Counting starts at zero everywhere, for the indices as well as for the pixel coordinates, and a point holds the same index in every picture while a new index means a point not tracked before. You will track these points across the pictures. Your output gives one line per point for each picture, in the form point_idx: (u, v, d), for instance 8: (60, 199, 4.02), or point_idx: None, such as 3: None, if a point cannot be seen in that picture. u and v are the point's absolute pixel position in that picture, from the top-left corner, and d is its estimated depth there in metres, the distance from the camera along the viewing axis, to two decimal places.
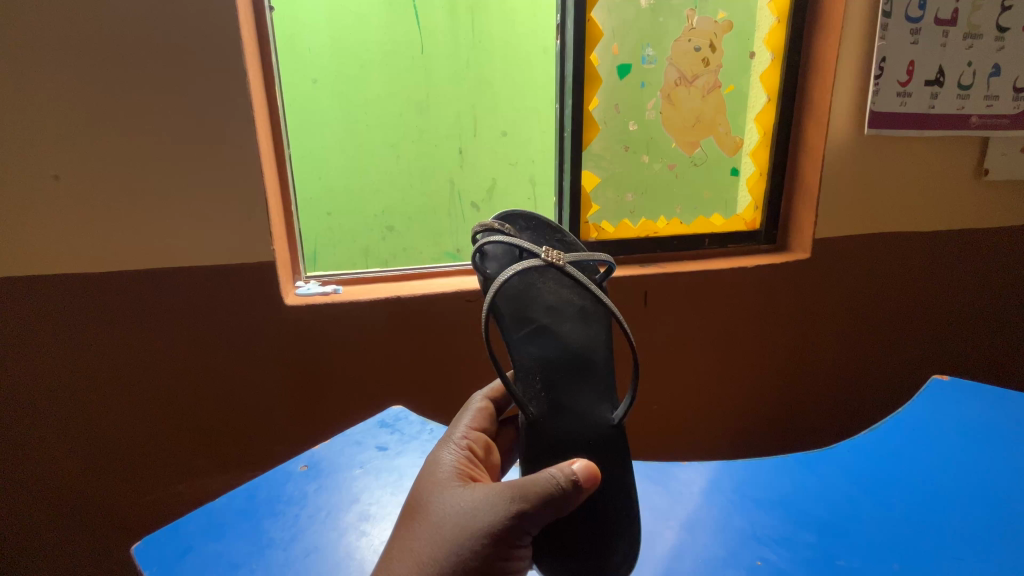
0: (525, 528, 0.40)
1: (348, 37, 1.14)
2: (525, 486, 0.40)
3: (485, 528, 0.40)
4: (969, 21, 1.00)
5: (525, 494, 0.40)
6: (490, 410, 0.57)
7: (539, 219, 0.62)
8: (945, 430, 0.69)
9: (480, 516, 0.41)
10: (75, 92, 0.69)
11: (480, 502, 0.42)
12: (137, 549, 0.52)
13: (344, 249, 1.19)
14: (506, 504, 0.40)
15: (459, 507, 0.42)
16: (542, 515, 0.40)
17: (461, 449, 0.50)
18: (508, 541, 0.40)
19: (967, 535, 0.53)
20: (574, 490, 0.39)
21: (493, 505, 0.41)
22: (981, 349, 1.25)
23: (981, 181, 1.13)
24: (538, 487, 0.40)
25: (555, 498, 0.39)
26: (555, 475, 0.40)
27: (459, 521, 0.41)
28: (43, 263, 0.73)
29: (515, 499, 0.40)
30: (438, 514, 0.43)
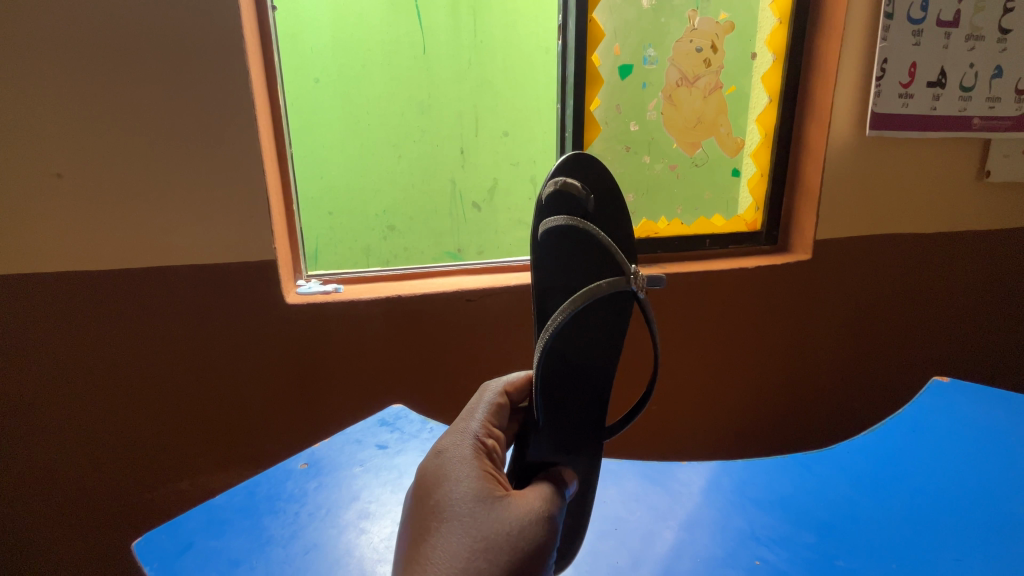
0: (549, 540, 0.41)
1: (350, 37, 1.14)
2: (553, 498, 0.42)
3: (535, 545, 0.38)
4: (971, 22, 1.00)
5: (556, 505, 0.42)
6: (507, 403, 0.53)
7: (618, 201, 0.56)
8: (947, 431, 0.69)
9: (528, 532, 0.38)
10: (77, 91, 0.70)
11: (522, 519, 0.39)
12: (136, 545, 0.52)
13: (345, 248, 1.20)
14: (546, 517, 0.40)
15: (505, 526, 0.38)
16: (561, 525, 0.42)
17: (481, 447, 0.46)
18: (550, 555, 0.40)
19: (968, 536, 0.53)
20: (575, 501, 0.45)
21: (534, 520, 0.39)
22: (983, 351, 1.25)
23: (982, 183, 1.13)
24: (559, 499, 0.42)
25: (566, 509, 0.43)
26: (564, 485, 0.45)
27: (509, 542, 0.37)
28: (45, 261, 0.73)
29: (549, 512, 0.41)
30: (481, 537, 0.37)
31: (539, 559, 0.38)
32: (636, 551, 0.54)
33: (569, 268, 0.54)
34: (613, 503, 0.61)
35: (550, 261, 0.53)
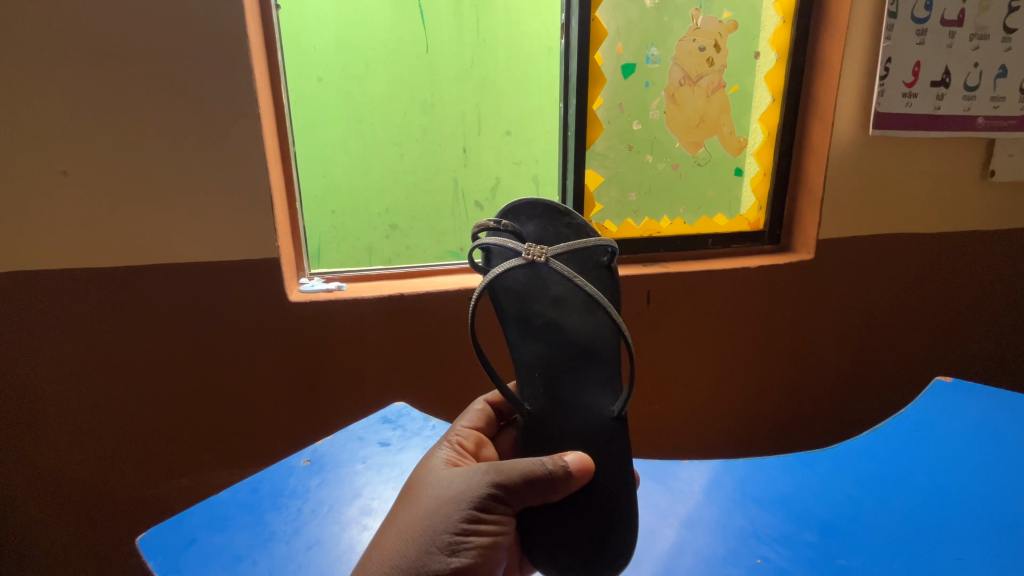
0: (507, 502, 0.42)
1: (353, 35, 1.14)
2: (506, 463, 0.43)
3: (471, 502, 0.41)
4: (975, 22, 1.00)
5: (504, 469, 0.43)
6: (492, 413, 0.59)
7: (544, 205, 0.61)
8: (951, 431, 0.69)
9: (458, 487, 0.42)
10: (83, 88, 0.70)
11: (465, 480, 0.43)
12: (141, 540, 0.53)
13: (348, 246, 1.20)
14: (483, 476, 0.43)
15: (446, 487, 0.43)
16: (526, 491, 0.42)
17: (454, 443, 0.52)
18: (487, 512, 0.41)
19: (969, 535, 0.53)
20: (561, 471, 0.43)
21: (476, 482, 0.42)
22: (986, 351, 1.25)
23: (986, 183, 1.12)
24: (522, 467, 0.43)
25: (539, 476, 0.43)
26: (544, 463, 0.44)
27: (444, 499, 0.42)
28: (50, 257, 0.74)
29: (499, 476, 0.42)
30: (422, 492, 0.44)
31: (472, 517, 0.41)
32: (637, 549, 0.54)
33: (529, 279, 0.61)
34: None
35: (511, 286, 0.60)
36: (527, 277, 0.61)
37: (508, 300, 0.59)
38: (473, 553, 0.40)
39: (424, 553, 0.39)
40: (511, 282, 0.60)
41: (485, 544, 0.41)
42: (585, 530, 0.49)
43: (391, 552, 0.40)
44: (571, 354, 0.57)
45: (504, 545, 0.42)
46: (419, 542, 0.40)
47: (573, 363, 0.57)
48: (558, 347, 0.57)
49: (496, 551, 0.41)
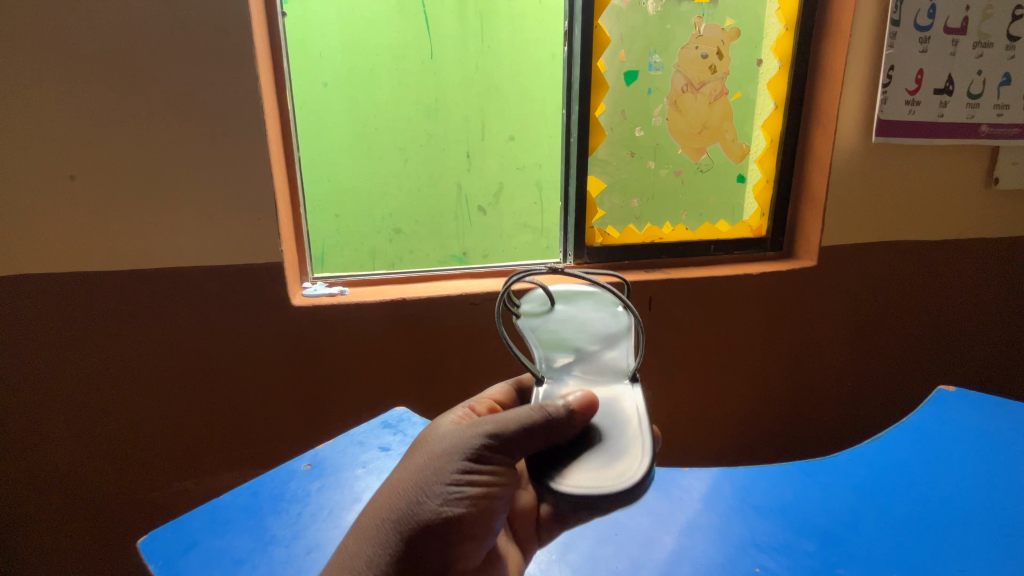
0: (501, 454, 0.40)
1: (359, 41, 1.15)
2: (503, 414, 0.41)
3: (465, 454, 0.40)
4: (979, 29, 1.00)
5: (500, 419, 0.40)
6: (515, 393, 0.58)
7: None
8: (952, 440, 0.68)
9: (452, 441, 0.41)
10: (91, 95, 0.71)
11: (461, 432, 0.41)
12: (142, 542, 0.53)
13: (350, 251, 1.21)
14: (478, 427, 0.40)
15: (442, 440, 0.41)
16: (525, 441, 0.39)
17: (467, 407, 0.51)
18: (480, 463, 0.39)
19: (969, 546, 0.53)
20: (563, 413, 0.40)
21: (471, 434, 0.40)
22: (990, 360, 1.24)
23: (990, 191, 1.12)
24: (520, 416, 0.40)
25: (540, 423, 0.40)
26: (544, 409, 0.40)
27: (438, 452, 0.41)
28: (56, 261, 0.75)
29: (495, 426, 0.40)
30: (420, 447, 0.43)
31: (463, 468, 0.39)
32: (635, 557, 0.54)
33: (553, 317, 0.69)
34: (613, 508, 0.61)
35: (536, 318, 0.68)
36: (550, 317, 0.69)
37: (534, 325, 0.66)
38: (466, 504, 0.39)
39: (414, 505, 0.38)
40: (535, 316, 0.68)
41: (480, 496, 0.39)
42: (592, 461, 0.38)
43: (384, 503, 0.39)
44: None
45: (504, 495, 0.41)
46: (410, 494, 0.39)
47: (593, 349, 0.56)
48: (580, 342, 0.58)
49: (493, 502, 0.40)
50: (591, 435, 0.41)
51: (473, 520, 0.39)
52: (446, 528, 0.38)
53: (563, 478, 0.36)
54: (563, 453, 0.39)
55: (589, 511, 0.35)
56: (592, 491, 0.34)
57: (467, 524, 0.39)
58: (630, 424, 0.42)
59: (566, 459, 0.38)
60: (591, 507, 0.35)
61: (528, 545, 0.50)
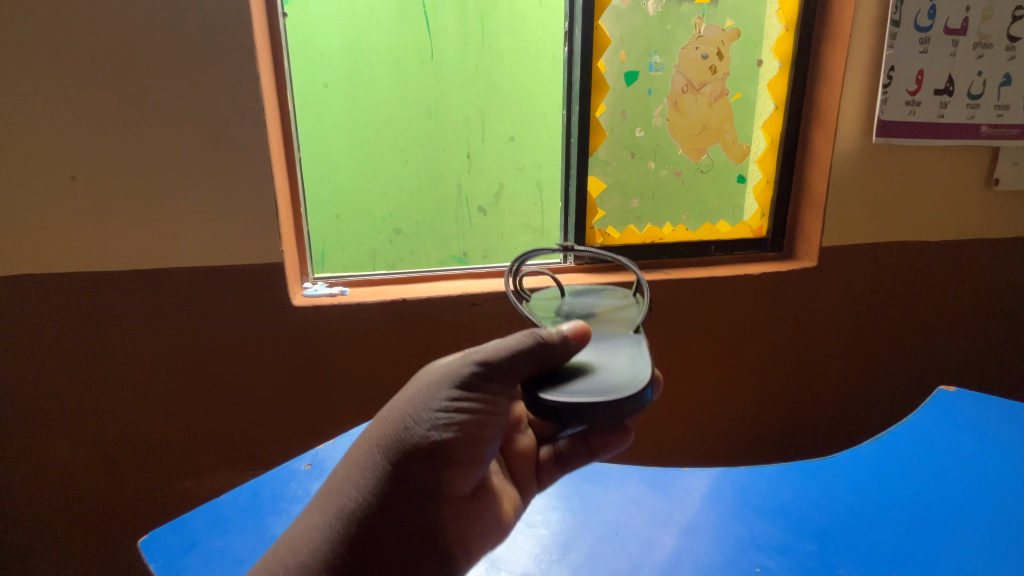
0: (491, 380, 0.41)
1: (359, 41, 1.15)
2: (494, 344, 0.43)
3: (455, 381, 0.40)
4: (979, 30, 1.00)
5: (492, 348, 0.42)
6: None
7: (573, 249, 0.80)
8: (953, 441, 0.68)
9: (442, 369, 0.42)
10: (91, 94, 0.71)
11: (451, 362, 0.42)
12: (142, 542, 0.53)
13: (351, 251, 1.21)
14: (469, 356, 0.42)
15: (433, 370, 0.42)
16: (515, 366, 0.41)
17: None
18: (471, 388, 0.40)
19: (969, 547, 0.53)
20: (553, 342, 0.43)
21: (461, 362, 0.42)
22: (990, 360, 1.24)
23: (990, 191, 1.12)
24: (510, 344, 0.42)
25: (530, 350, 0.42)
26: (533, 338, 0.43)
27: (427, 381, 0.41)
28: (56, 261, 0.75)
29: (486, 354, 0.41)
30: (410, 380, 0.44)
31: (454, 393, 0.40)
32: (636, 556, 0.54)
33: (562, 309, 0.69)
34: (614, 508, 0.61)
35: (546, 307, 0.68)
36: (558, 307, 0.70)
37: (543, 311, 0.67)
38: (456, 429, 0.39)
39: (404, 426, 0.39)
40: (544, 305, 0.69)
41: (469, 422, 0.40)
42: (581, 381, 0.41)
43: (374, 428, 0.40)
44: None
45: (495, 424, 0.41)
46: (400, 417, 0.39)
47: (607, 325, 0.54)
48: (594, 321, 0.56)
49: (483, 429, 0.40)
50: (583, 364, 0.44)
51: (464, 443, 0.39)
52: (435, 451, 0.38)
53: (556, 392, 0.39)
54: (555, 376, 0.42)
55: (581, 421, 0.37)
56: (581, 399, 0.37)
57: (456, 449, 0.39)
58: (620, 356, 0.45)
59: (558, 380, 0.41)
60: (583, 415, 0.37)
61: (529, 487, 0.52)
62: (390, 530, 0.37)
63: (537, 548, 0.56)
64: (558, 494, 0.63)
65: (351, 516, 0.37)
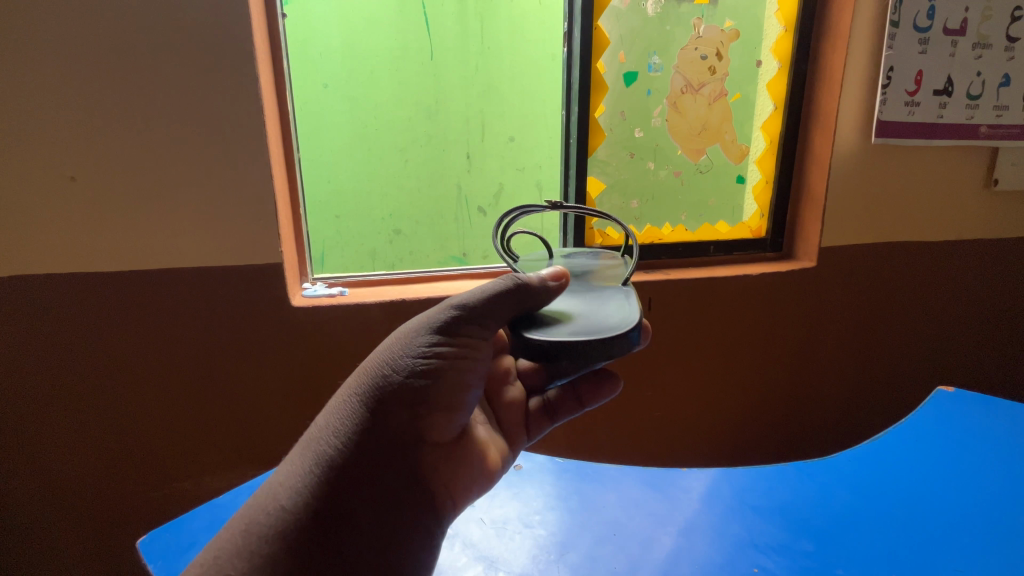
0: (469, 324, 0.42)
1: (359, 42, 1.16)
2: (471, 292, 0.44)
3: (434, 326, 0.41)
4: (978, 31, 1.00)
5: (469, 295, 0.43)
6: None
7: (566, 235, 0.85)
8: (952, 441, 0.68)
9: (420, 318, 0.42)
10: (91, 96, 0.72)
11: (430, 312, 0.43)
12: (141, 544, 0.53)
13: (351, 251, 1.21)
14: (446, 304, 0.43)
15: (411, 321, 0.43)
16: (493, 311, 0.43)
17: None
18: (449, 332, 0.41)
19: (967, 547, 0.53)
20: (528, 288, 0.46)
21: (439, 310, 0.42)
22: (989, 361, 1.24)
23: (990, 191, 1.12)
24: (486, 291, 0.44)
25: (505, 296, 0.44)
26: (509, 283, 0.45)
27: (407, 330, 0.42)
28: (56, 262, 0.75)
29: (463, 301, 0.43)
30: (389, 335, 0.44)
31: (433, 337, 0.40)
32: (634, 556, 0.54)
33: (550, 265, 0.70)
34: (612, 507, 0.61)
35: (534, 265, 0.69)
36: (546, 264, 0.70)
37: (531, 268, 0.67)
38: (436, 372, 0.39)
39: (384, 372, 0.39)
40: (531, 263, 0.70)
41: (449, 365, 0.40)
42: (569, 325, 0.42)
43: (353, 377, 0.40)
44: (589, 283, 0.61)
45: (474, 367, 0.42)
46: (379, 364, 0.39)
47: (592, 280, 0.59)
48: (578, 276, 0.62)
49: (463, 372, 0.41)
50: (569, 314, 0.46)
51: (445, 385, 0.40)
52: (416, 393, 0.38)
53: (544, 334, 0.40)
54: (539, 323, 0.43)
55: (573, 359, 0.39)
56: (571, 338, 0.39)
57: (437, 392, 0.39)
58: (605, 306, 0.47)
59: (542, 326, 0.43)
60: (573, 353, 0.39)
61: (518, 438, 0.53)
62: (372, 473, 0.36)
63: (535, 548, 0.56)
64: (557, 494, 0.64)
65: (329, 462, 0.36)
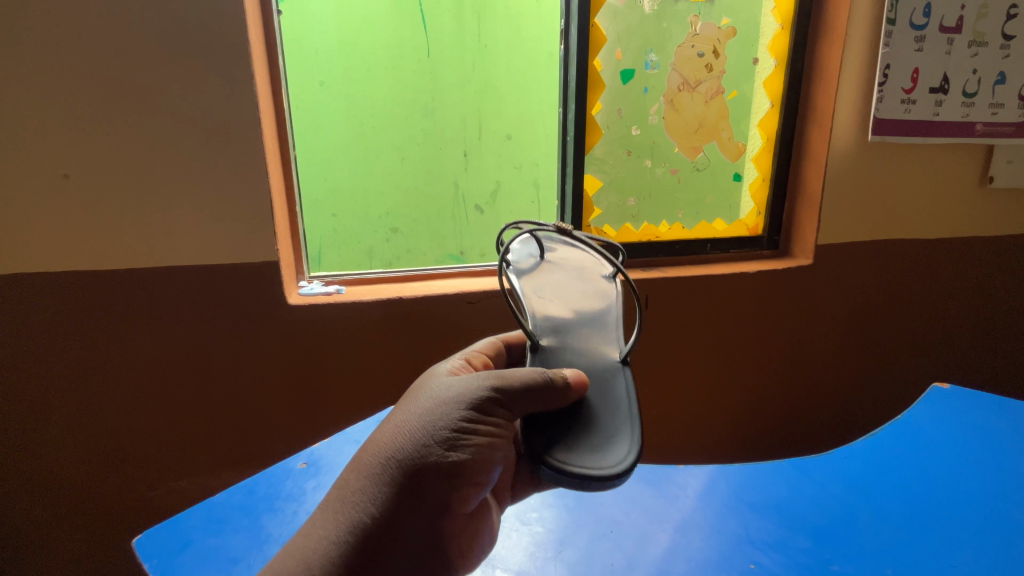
0: (504, 407, 0.42)
1: (355, 39, 1.15)
2: (509, 372, 0.43)
3: (470, 404, 0.41)
4: (974, 29, 1.00)
5: (507, 376, 0.43)
6: (502, 348, 0.62)
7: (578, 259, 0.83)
8: (947, 438, 0.69)
9: (458, 390, 0.42)
10: (84, 92, 0.71)
11: (466, 384, 0.43)
12: (137, 542, 0.53)
13: (348, 250, 1.21)
14: (485, 381, 0.43)
15: (447, 389, 0.43)
16: (527, 400, 0.42)
17: (464, 358, 0.55)
18: (485, 413, 0.41)
19: (963, 543, 0.53)
20: (560, 382, 0.44)
21: (476, 385, 0.42)
22: (984, 357, 1.25)
23: (985, 189, 1.12)
24: (523, 375, 0.43)
25: (541, 385, 0.43)
26: (545, 374, 0.44)
27: (443, 401, 0.42)
28: (50, 260, 0.75)
29: (499, 381, 0.42)
30: (424, 394, 0.44)
31: (469, 416, 0.41)
32: (631, 554, 0.54)
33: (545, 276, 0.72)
34: (608, 505, 0.61)
35: (529, 277, 0.71)
36: (539, 275, 0.72)
37: (525, 283, 0.69)
38: (470, 451, 0.40)
39: (420, 445, 0.39)
40: (527, 275, 0.72)
41: (483, 444, 0.41)
42: (585, 444, 0.41)
43: (389, 442, 0.40)
44: (583, 317, 0.63)
45: (503, 447, 0.43)
46: (416, 435, 0.40)
47: (585, 320, 0.62)
48: (571, 299, 0.67)
49: (494, 451, 0.42)
50: (585, 417, 0.45)
51: (476, 464, 0.41)
52: (451, 470, 0.39)
53: (558, 458, 0.39)
54: (558, 430, 0.43)
55: (580, 490, 0.39)
56: (586, 471, 0.38)
57: (469, 469, 0.40)
58: (622, 413, 0.46)
59: (560, 439, 0.42)
60: (582, 487, 0.38)
61: (503, 498, 0.54)
62: (404, 545, 0.37)
63: (532, 546, 0.56)
64: (554, 493, 0.63)
65: (365, 531, 0.37)
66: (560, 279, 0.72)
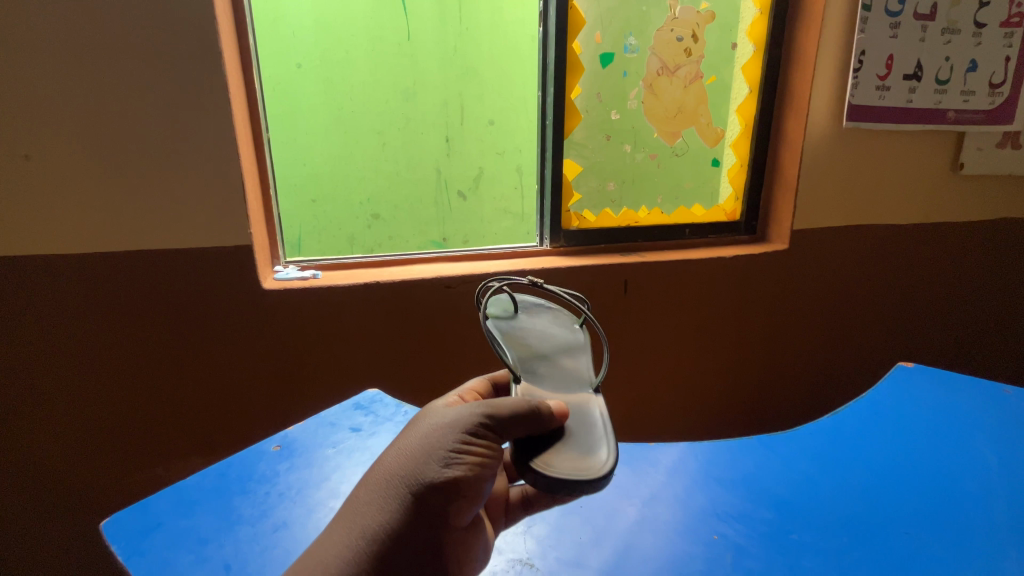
0: (495, 433, 0.42)
1: (332, 19, 1.13)
2: (501, 400, 0.43)
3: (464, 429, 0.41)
4: (947, 16, 1.01)
5: (499, 403, 0.43)
6: (490, 386, 0.60)
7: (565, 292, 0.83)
8: (909, 416, 0.71)
9: (454, 416, 0.43)
10: (42, 69, 0.68)
11: (461, 410, 0.43)
12: (105, 525, 0.52)
13: (327, 236, 1.18)
14: (478, 407, 0.43)
15: (443, 415, 0.43)
16: (514, 427, 0.42)
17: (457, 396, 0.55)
18: (477, 437, 0.41)
19: (918, 514, 0.55)
20: (546, 412, 0.44)
21: (470, 412, 0.42)
22: (951, 338, 1.28)
23: (955, 175, 1.15)
24: (513, 404, 0.43)
25: (528, 412, 0.43)
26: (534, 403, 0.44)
27: (439, 425, 0.42)
28: (13, 243, 0.72)
29: (491, 408, 0.42)
30: (425, 418, 0.45)
31: (462, 440, 0.41)
32: (599, 528, 0.55)
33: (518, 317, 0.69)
34: None
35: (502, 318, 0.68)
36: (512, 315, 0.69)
37: (499, 323, 0.66)
38: (463, 474, 0.40)
39: (418, 466, 0.40)
40: (499, 316, 0.68)
41: (476, 466, 0.41)
42: (566, 454, 0.41)
43: (390, 462, 0.41)
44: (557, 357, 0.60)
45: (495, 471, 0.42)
46: (414, 456, 0.41)
47: (560, 360, 0.60)
48: (545, 339, 0.64)
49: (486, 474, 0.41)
50: (563, 432, 0.45)
51: (469, 487, 0.40)
52: (445, 489, 0.39)
53: (544, 467, 0.40)
54: (540, 445, 0.43)
55: (569, 494, 0.39)
56: (571, 476, 0.38)
57: (463, 489, 0.40)
58: (597, 429, 0.46)
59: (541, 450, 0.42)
60: (567, 491, 0.39)
61: (497, 522, 0.52)
62: (405, 559, 0.37)
63: None
64: None
65: (371, 546, 0.37)
66: (532, 320, 0.69)
